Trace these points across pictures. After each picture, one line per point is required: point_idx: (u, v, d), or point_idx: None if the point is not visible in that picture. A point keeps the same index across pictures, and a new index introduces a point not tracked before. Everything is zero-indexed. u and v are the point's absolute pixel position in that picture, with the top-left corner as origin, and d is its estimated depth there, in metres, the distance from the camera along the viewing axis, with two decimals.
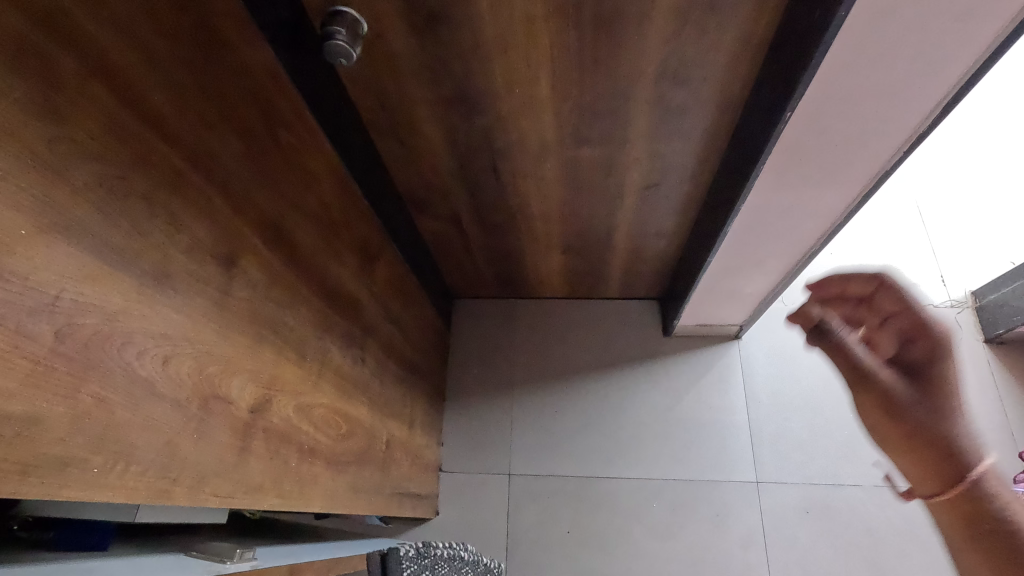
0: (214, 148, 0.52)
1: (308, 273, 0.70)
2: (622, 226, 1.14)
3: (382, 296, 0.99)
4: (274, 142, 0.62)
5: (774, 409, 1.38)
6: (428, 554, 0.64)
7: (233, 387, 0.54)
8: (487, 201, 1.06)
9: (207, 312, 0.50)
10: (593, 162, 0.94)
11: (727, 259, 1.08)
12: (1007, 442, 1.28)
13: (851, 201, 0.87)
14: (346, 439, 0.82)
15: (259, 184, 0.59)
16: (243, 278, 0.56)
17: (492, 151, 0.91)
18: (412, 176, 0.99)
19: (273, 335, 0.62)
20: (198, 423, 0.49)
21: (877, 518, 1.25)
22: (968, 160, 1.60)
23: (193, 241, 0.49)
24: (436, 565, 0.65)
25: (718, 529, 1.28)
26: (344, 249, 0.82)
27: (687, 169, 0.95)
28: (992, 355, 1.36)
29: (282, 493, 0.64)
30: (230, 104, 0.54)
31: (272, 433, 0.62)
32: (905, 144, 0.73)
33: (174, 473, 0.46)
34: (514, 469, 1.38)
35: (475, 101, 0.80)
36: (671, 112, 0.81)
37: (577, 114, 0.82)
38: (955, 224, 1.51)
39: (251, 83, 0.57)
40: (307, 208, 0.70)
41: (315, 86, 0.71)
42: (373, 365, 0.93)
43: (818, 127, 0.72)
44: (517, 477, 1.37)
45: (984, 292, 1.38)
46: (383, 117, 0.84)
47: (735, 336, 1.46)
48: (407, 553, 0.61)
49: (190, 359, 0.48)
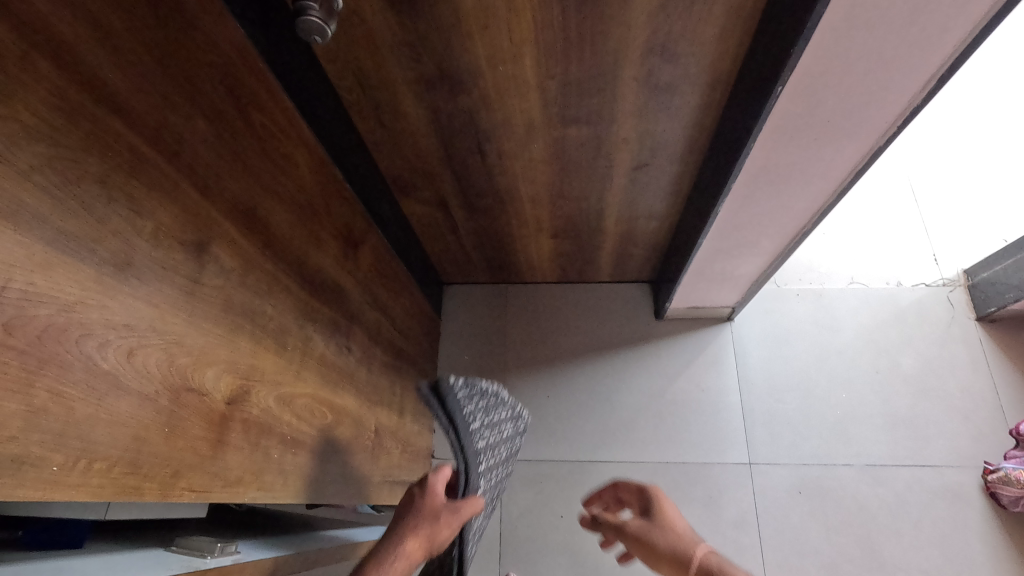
0: (178, 128, 0.49)
1: (287, 260, 0.68)
2: (612, 208, 1.12)
3: (368, 282, 0.97)
4: (246, 124, 0.60)
5: (766, 390, 1.37)
6: (474, 388, 0.79)
7: (208, 378, 0.53)
8: (473, 184, 1.04)
9: (176, 301, 0.48)
10: (581, 143, 0.92)
11: (718, 240, 1.07)
12: (998, 419, 1.29)
13: (844, 178, 0.85)
14: (332, 428, 0.80)
15: (231, 167, 0.57)
16: (215, 266, 0.54)
17: (477, 132, 0.89)
18: (396, 159, 0.96)
19: (250, 324, 0.60)
20: (169, 417, 0.47)
21: (868, 498, 1.26)
22: (962, 136, 1.58)
23: (157, 227, 0.46)
24: (482, 396, 0.82)
25: (711, 511, 1.28)
26: (326, 234, 0.80)
27: (677, 148, 0.92)
28: (984, 333, 1.36)
29: (264, 485, 0.62)
30: (197, 83, 0.52)
31: (251, 424, 0.60)
32: (898, 118, 0.72)
33: (144, 469, 0.44)
34: None
35: (458, 81, 0.78)
36: (660, 90, 0.79)
37: (563, 92, 0.80)
38: (948, 202, 1.50)
39: (218, 61, 0.55)
40: (284, 193, 0.68)
41: (289, 66, 0.68)
42: (359, 353, 0.91)
43: (810, 102, 0.70)
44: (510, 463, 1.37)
45: (976, 271, 1.37)
46: (363, 98, 0.81)
47: (727, 317, 1.45)
48: (457, 387, 0.75)
49: (157, 350, 0.46)
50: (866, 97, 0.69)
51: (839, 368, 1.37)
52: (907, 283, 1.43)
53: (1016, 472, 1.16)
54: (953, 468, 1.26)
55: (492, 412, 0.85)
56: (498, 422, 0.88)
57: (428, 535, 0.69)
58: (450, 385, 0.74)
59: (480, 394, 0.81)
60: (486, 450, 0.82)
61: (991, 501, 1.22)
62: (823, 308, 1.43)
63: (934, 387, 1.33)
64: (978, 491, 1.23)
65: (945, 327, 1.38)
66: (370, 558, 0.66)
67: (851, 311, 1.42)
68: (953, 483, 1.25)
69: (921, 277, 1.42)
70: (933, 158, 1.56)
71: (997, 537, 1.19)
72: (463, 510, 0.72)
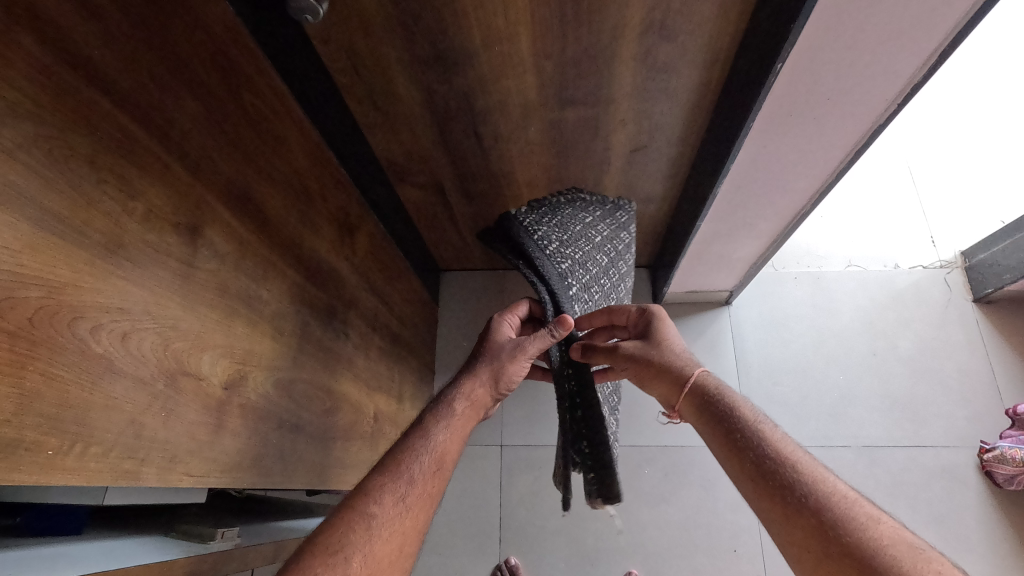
0: (168, 108, 0.48)
1: (282, 245, 0.67)
2: (610, 192, 1.11)
3: (364, 268, 0.96)
4: (237, 105, 0.59)
5: (764, 373, 1.38)
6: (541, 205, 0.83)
7: (204, 363, 0.52)
8: (469, 168, 1.03)
9: (170, 285, 0.48)
10: (578, 125, 0.91)
11: (716, 223, 1.06)
12: (993, 399, 1.29)
13: (844, 157, 0.85)
14: (331, 414, 0.80)
15: (223, 149, 0.56)
16: (209, 249, 0.53)
17: (473, 114, 0.87)
18: (391, 144, 0.95)
19: (245, 309, 0.59)
20: (166, 402, 0.47)
21: (866, 479, 1.26)
22: (960, 117, 1.57)
23: (149, 209, 0.45)
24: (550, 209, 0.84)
25: (708, 493, 1.29)
26: (321, 219, 0.79)
27: (675, 130, 0.91)
28: (981, 314, 1.36)
29: (263, 470, 0.62)
30: (187, 61, 0.51)
31: (250, 410, 0.60)
32: (899, 96, 0.72)
33: (141, 453, 0.44)
34: (505, 440, 1.39)
35: (453, 62, 0.76)
36: (658, 69, 0.78)
37: (560, 73, 0.79)
38: (946, 184, 1.49)
39: (208, 40, 0.54)
40: (278, 177, 0.67)
41: (280, 47, 0.67)
42: (357, 338, 0.91)
43: (810, 80, 0.69)
44: (508, 448, 1.38)
45: (973, 252, 1.37)
46: (357, 80, 0.80)
47: (725, 301, 1.44)
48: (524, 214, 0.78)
49: (152, 334, 0.45)
50: (867, 73, 0.68)
51: (836, 351, 1.37)
52: (905, 265, 1.43)
53: (1011, 451, 1.17)
54: (949, 448, 1.27)
55: (570, 231, 0.82)
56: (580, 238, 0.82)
57: (496, 377, 0.69)
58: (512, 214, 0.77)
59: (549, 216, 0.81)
60: (574, 271, 0.77)
61: (986, 479, 1.23)
62: (821, 291, 1.43)
63: (930, 368, 1.34)
64: (973, 470, 1.25)
65: (941, 309, 1.38)
66: (440, 395, 0.68)
67: (848, 294, 1.42)
68: (949, 463, 1.26)
69: (919, 259, 1.42)
70: (930, 139, 1.55)
71: (992, 516, 1.21)
72: (528, 348, 0.69)
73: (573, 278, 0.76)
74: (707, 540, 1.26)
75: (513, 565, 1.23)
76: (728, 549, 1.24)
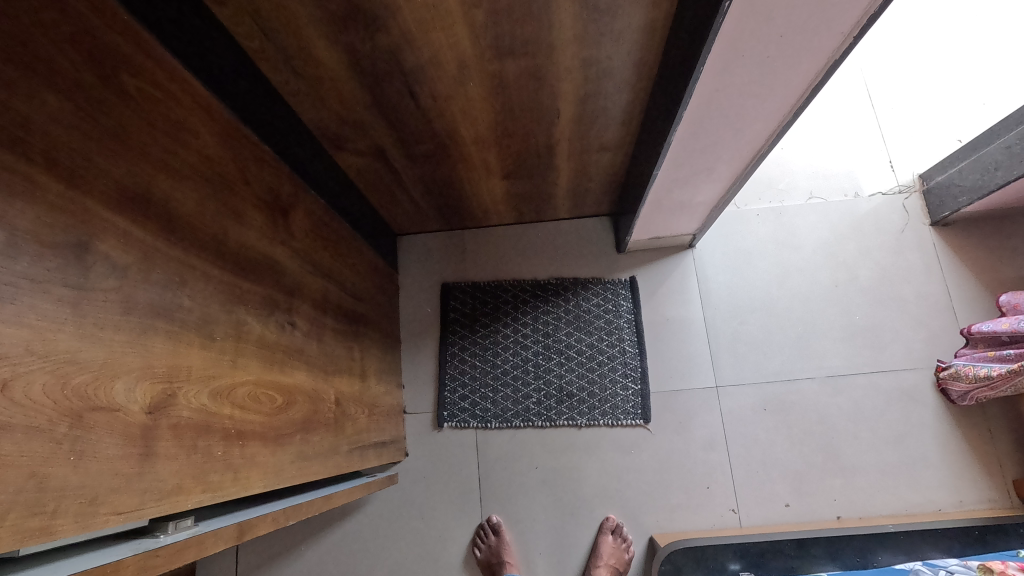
0: (19, 109, 0.41)
1: (202, 244, 0.61)
2: (563, 143, 1.05)
3: (305, 249, 0.90)
4: (117, 92, 0.51)
5: (730, 312, 1.38)
6: (460, 342, 1.39)
7: (118, 392, 0.47)
8: (410, 129, 0.95)
9: (58, 316, 0.42)
10: (519, 77, 0.84)
11: (673, 172, 1.02)
12: (949, 320, 1.33)
13: (800, 96, 0.81)
14: (285, 409, 0.76)
15: (107, 147, 0.49)
16: (106, 265, 0.47)
17: (405, 73, 0.80)
18: (320, 110, 0.87)
19: (166, 322, 0.54)
20: (73, 444, 0.43)
21: (830, 407, 1.31)
22: (923, 27, 1.49)
23: (13, 235, 0.39)
24: (483, 331, 1.39)
25: (681, 436, 1.31)
26: (245, 204, 0.72)
27: (625, 74, 0.85)
28: (938, 237, 1.37)
29: (209, 486, 0.59)
30: (38, 51, 0.43)
31: (184, 428, 0.56)
32: (855, 28, 0.67)
33: (50, 506, 0.41)
34: (478, 417, 1.34)
35: (371, 17, 0.67)
36: (599, 12, 0.71)
37: (493, 23, 0.71)
38: (904, 102, 1.45)
39: (60, 18, 0.45)
40: (184, 168, 0.60)
41: (164, 13, 0.58)
42: (307, 325, 0.86)
43: (760, 22, 0.64)
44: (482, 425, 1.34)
45: (930, 175, 1.37)
46: (269, 44, 0.71)
47: (688, 245, 1.42)
48: (446, 358, 1.39)
49: (42, 376, 0.41)
50: (821, 8, 0.63)
51: (800, 285, 1.38)
52: (865, 192, 1.42)
53: (966, 368, 1.19)
54: (907, 370, 1.31)
55: (483, 357, 1.37)
56: (499, 367, 1.36)
57: None
58: (443, 348, 1.39)
59: (479, 345, 1.38)
60: (461, 358, 1.38)
61: (942, 396, 1.29)
62: (783, 226, 1.41)
63: (891, 294, 1.36)
64: (930, 389, 1.30)
65: (898, 233, 1.39)
66: None
67: (810, 227, 1.41)
68: (908, 386, 1.30)
69: (879, 186, 1.42)
70: (892, 53, 1.49)
71: (946, 430, 1.27)
72: None
73: (460, 368, 1.38)
74: (682, 479, 1.29)
75: (496, 523, 1.28)
76: (701, 485, 1.29)
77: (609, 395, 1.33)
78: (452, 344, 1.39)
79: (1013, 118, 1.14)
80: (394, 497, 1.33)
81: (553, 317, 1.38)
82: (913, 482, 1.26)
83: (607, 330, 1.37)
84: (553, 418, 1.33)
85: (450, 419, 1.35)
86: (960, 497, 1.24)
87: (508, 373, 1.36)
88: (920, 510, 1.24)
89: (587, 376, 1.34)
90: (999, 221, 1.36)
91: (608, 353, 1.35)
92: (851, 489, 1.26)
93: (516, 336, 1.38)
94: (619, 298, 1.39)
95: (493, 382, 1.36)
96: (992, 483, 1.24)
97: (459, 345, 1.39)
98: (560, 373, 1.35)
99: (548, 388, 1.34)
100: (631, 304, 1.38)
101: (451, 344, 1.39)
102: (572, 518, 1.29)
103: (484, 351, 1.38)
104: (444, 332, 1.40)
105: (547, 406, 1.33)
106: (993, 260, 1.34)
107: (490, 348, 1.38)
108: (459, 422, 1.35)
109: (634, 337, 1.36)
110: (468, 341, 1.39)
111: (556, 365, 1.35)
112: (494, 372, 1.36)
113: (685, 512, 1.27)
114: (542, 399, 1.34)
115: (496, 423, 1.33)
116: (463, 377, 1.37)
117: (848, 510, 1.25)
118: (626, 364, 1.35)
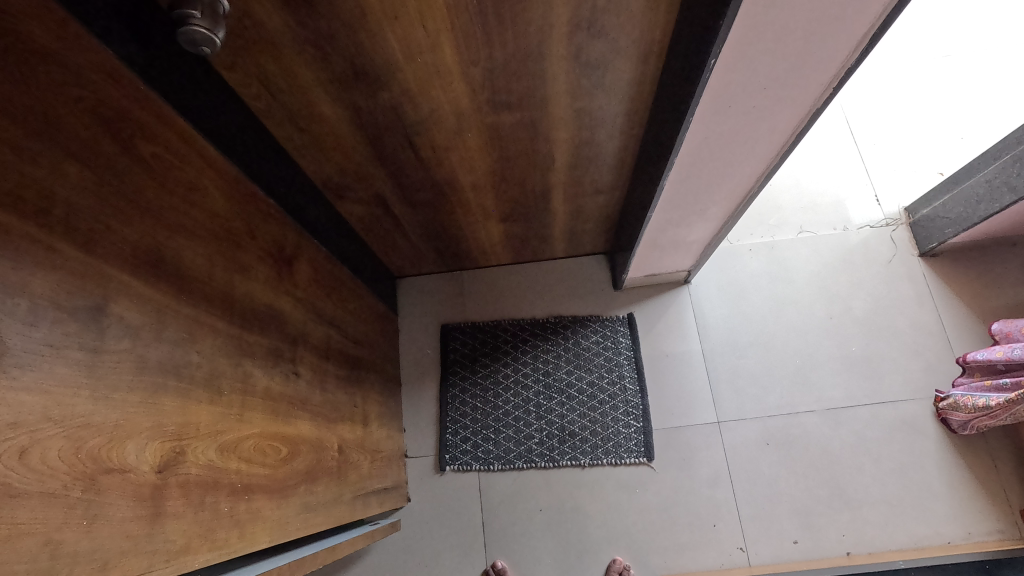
0: (44, 182, 0.43)
1: (210, 299, 0.62)
2: (558, 187, 1.08)
3: (308, 298, 0.91)
4: (133, 159, 0.53)
5: (729, 346, 1.39)
6: (461, 383, 1.39)
7: (129, 454, 0.48)
8: (410, 178, 0.98)
9: (74, 380, 0.43)
10: (515, 127, 0.87)
11: (667, 213, 1.04)
12: (944, 349, 1.34)
13: (785, 140, 0.84)
14: (290, 461, 0.76)
15: (123, 213, 0.51)
16: (120, 328, 0.48)
17: (405, 127, 0.83)
18: (322, 163, 0.90)
19: (176, 379, 0.55)
20: (87, 508, 0.43)
21: (832, 440, 1.31)
22: (900, 66, 1.56)
23: (34, 302, 0.41)
24: (484, 372, 1.39)
25: (685, 473, 1.31)
26: (251, 258, 0.74)
27: (617, 123, 0.89)
28: (928, 267, 1.40)
29: (216, 543, 0.59)
30: (62, 126, 0.45)
31: (192, 485, 0.56)
32: (835, 79, 0.71)
33: (62, 572, 0.41)
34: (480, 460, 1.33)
35: (374, 76, 0.71)
36: (591, 67, 0.75)
37: (490, 79, 0.74)
38: (886, 137, 1.50)
39: (83, 93, 0.48)
40: (194, 226, 0.61)
41: (177, 82, 0.60)
42: (310, 374, 0.86)
43: (744, 74, 0.68)
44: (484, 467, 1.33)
45: (916, 208, 1.40)
46: (275, 104, 0.74)
47: (684, 281, 1.44)
48: (449, 402, 1.38)
49: (58, 440, 0.42)
50: (800, 62, 0.67)
51: (795, 319, 1.40)
52: (853, 225, 1.45)
53: (964, 398, 1.20)
54: (906, 401, 1.32)
55: (484, 398, 1.37)
56: (501, 408, 1.36)
57: None
58: (444, 390, 1.39)
59: (480, 386, 1.38)
60: (461, 400, 1.38)
61: (943, 426, 1.29)
62: (775, 260, 1.44)
63: (885, 326, 1.37)
64: (931, 419, 1.30)
65: (887, 265, 1.41)
66: None
67: (801, 261, 1.43)
68: (907, 416, 1.31)
69: (867, 219, 1.45)
70: (872, 92, 1.55)
71: (950, 461, 1.27)
72: None
73: (460, 411, 1.37)
74: (688, 518, 1.28)
75: (502, 569, 1.25)
76: (708, 523, 1.27)
77: (611, 434, 1.33)
78: (454, 386, 1.39)
79: (990, 152, 1.19)
80: (396, 544, 1.31)
81: (553, 355, 1.39)
82: (920, 515, 1.25)
83: (608, 367, 1.37)
84: (555, 458, 1.32)
85: (452, 462, 1.34)
86: (969, 529, 1.23)
87: (510, 414, 1.35)
88: (929, 544, 1.23)
89: (589, 415, 1.34)
90: (985, 250, 1.39)
91: (609, 390, 1.36)
92: (859, 523, 1.25)
93: (516, 376, 1.38)
94: (618, 336, 1.40)
95: (495, 423, 1.35)
96: (999, 514, 1.23)
97: (460, 387, 1.39)
98: (561, 412, 1.35)
99: (550, 428, 1.34)
100: (630, 342, 1.39)
101: (452, 387, 1.39)
102: (578, 561, 1.26)
103: (485, 393, 1.38)
104: (445, 375, 1.40)
105: (550, 446, 1.33)
106: (982, 288, 1.37)
107: (491, 389, 1.38)
108: (461, 465, 1.34)
109: (634, 373, 1.37)
110: (469, 382, 1.39)
111: (557, 405, 1.35)
112: (496, 414, 1.36)
113: (692, 552, 1.25)
114: (545, 439, 1.33)
115: (499, 465, 1.33)
116: (464, 419, 1.36)
117: (858, 546, 1.23)
118: (627, 402, 1.35)
